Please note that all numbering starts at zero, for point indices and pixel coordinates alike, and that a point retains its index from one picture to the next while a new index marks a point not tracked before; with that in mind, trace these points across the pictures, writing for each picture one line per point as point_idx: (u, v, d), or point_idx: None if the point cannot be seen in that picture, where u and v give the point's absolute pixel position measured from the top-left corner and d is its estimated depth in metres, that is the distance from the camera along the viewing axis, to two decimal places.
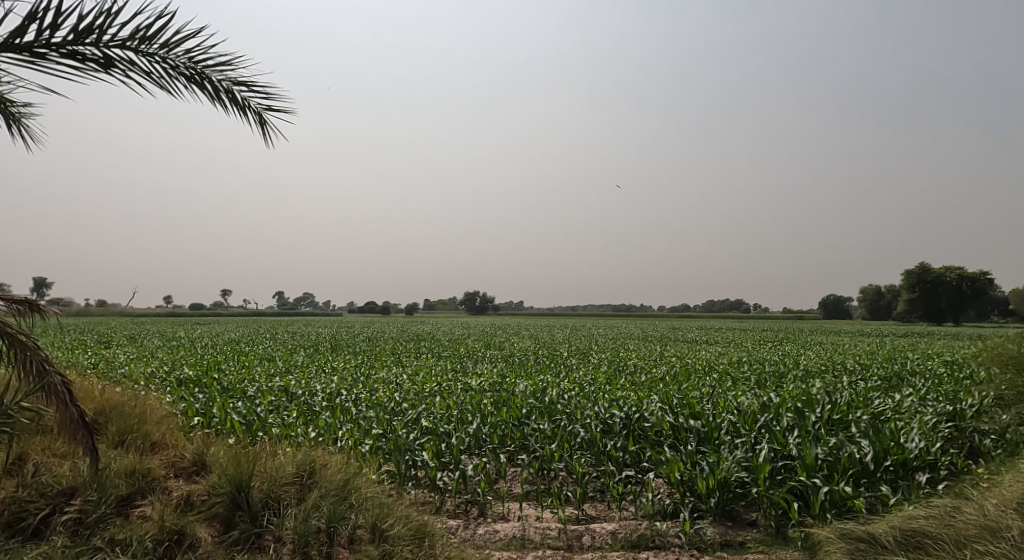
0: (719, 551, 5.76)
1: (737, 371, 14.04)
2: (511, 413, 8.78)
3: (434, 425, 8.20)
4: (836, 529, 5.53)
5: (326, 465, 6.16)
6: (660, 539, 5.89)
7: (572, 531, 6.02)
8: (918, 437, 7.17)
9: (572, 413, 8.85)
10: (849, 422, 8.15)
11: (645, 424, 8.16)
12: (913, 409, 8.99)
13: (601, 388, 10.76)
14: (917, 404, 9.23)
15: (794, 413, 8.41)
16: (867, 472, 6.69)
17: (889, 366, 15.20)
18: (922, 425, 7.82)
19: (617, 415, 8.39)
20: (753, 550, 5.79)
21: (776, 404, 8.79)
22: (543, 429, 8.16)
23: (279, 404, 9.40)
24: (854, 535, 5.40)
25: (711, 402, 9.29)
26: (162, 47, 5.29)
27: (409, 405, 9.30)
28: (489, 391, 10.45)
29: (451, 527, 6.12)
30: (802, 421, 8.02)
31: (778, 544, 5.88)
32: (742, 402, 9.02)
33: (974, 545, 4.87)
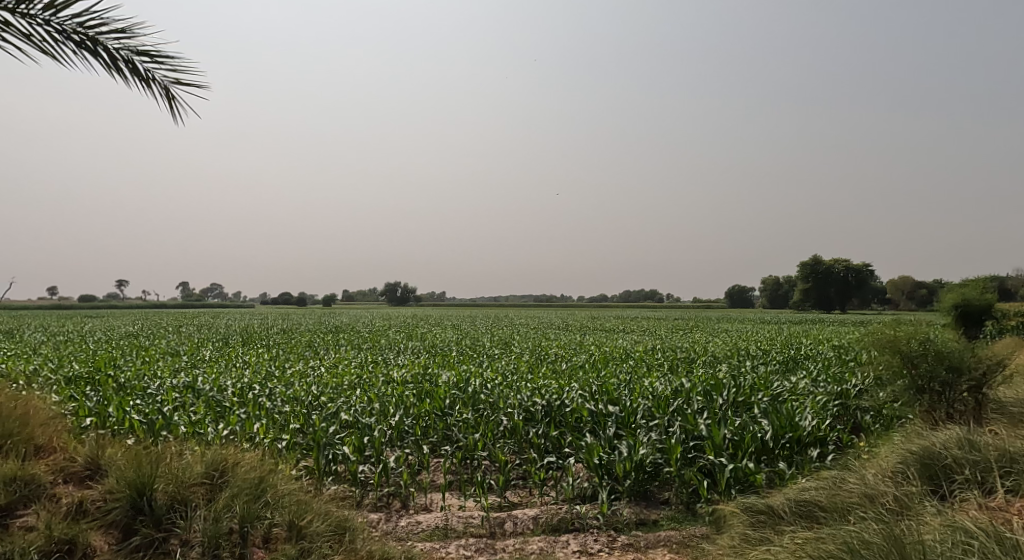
0: (634, 530, 6.04)
1: (651, 358, 14.70)
2: (434, 403, 8.74)
3: (355, 417, 8.03)
4: (740, 504, 5.93)
5: (239, 462, 5.89)
6: (580, 521, 6.10)
7: (495, 518, 6.10)
8: (810, 416, 7.84)
9: (495, 402, 8.93)
10: (752, 404, 8.74)
11: (567, 411, 8.39)
12: (807, 390, 9.79)
13: (523, 378, 10.90)
14: (810, 385, 10.05)
15: (703, 396, 8.96)
16: (767, 449, 7.29)
17: (786, 351, 16.52)
18: (814, 404, 8.54)
19: (539, 403, 8.56)
20: (665, 527, 6.11)
21: (688, 388, 9.30)
22: (466, 418, 8.20)
23: (184, 401, 8.89)
24: (755, 508, 5.82)
25: (627, 387, 9.69)
26: (46, 9, 4.85)
27: (327, 399, 9.03)
28: (413, 383, 10.32)
29: (373, 521, 6.05)
30: (711, 404, 8.54)
31: (687, 520, 6.24)
32: (656, 387, 9.49)
33: (856, 511, 5.37)
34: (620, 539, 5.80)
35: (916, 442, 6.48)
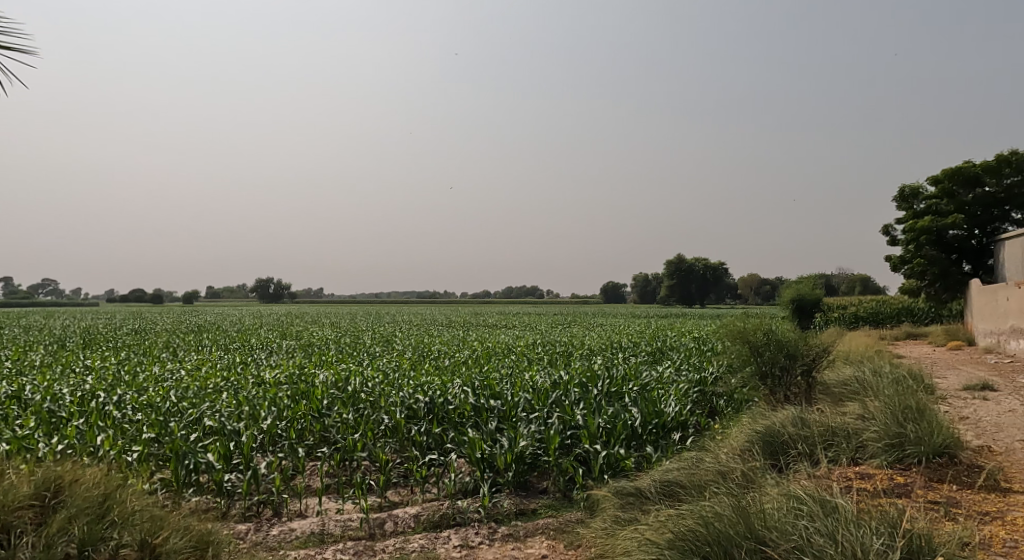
0: (514, 520, 6.22)
1: (532, 352, 15.13)
2: (310, 404, 8.38)
3: (220, 423, 7.50)
4: (611, 488, 6.30)
5: (79, 479, 5.29)
6: (461, 516, 6.17)
7: (375, 519, 6.00)
8: (673, 402, 8.51)
9: (375, 400, 8.73)
10: (623, 393, 9.31)
11: (449, 407, 8.41)
12: (672, 379, 10.58)
13: (405, 375, 10.78)
14: (674, 374, 10.86)
15: (580, 388, 9.37)
16: (636, 435, 7.81)
17: (654, 343, 17.68)
18: (678, 392, 9.25)
19: (421, 400, 8.49)
20: (543, 515, 6.34)
21: (566, 381, 9.68)
22: (345, 418, 7.95)
23: (9, 413, 7.80)
24: (625, 490, 6.22)
25: (509, 381, 9.90)
26: None
27: (188, 404, 8.34)
28: (287, 384, 9.82)
29: (241, 532, 5.71)
30: (586, 395, 8.97)
31: (564, 507, 6.53)
32: (536, 380, 9.79)
33: (710, 485, 5.92)
34: (500, 530, 5.94)
35: (760, 422, 7.26)
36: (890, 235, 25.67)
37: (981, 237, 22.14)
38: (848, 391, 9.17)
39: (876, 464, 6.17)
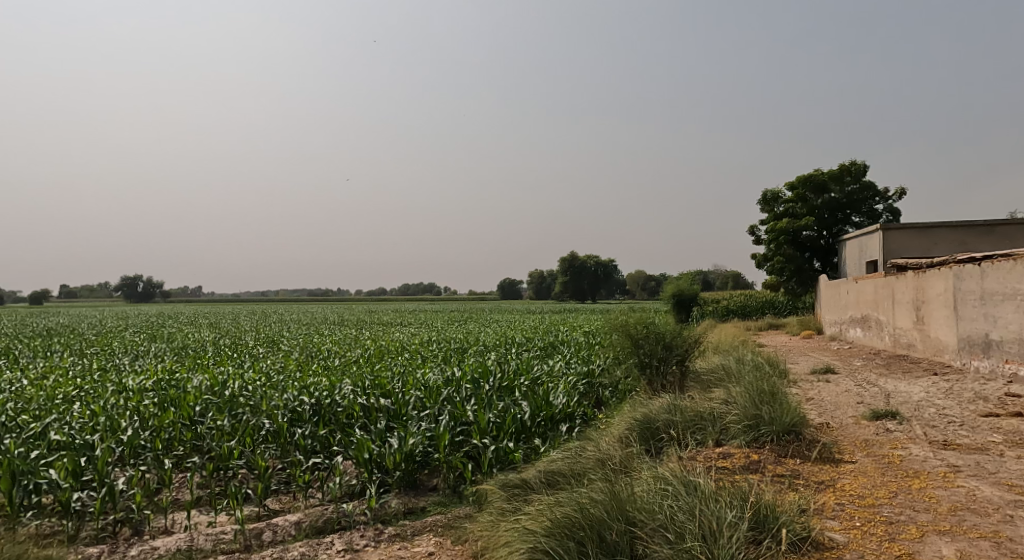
0: (402, 520, 6.16)
1: (426, 350, 15.00)
2: (180, 411, 7.80)
3: (71, 437, 6.79)
4: (498, 481, 6.41)
5: None
6: (347, 519, 6.02)
7: (251, 529, 5.71)
8: (561, 395, 8.80)
9: (256, 405, 8.28)
10: (514, 388, 9.47)
11: (336, 408, 8.14)
12: (562, 372, 10.91)
13: (291, 376, 10.31)
14: (564, 367, 11.21)
15: (472, 383, 9.41)
16: (525, 428, 7.99)
17: (546, 337, 18.15)
18: (567, 384, 9.55)
19: (306, 403, 8.15)
20: (431, 512, 6.34)
21: (458, 377, 9.69)
22: (220, 425, 7.47)
23: None
24: (512, 483, 6.36)
25: (400, 379, 9.76)
26: None
27: (31, 417, 7.47)
28: (154, 390, 9.07)
29: (93, 556, 5.22)
30: (478, 391, 9.03)
31: (453, 503, 6.56)
32: (428, 378, 9.72)
33: (590, 470, 6.19)
34: (387, 531, 5.87)
35: (639, 411, 7.69)
36: (756, 235, 28.08)
37: (828, 238, 24.80)
38: (716, 378, 9.93)
39: (737, 444, 6.75)
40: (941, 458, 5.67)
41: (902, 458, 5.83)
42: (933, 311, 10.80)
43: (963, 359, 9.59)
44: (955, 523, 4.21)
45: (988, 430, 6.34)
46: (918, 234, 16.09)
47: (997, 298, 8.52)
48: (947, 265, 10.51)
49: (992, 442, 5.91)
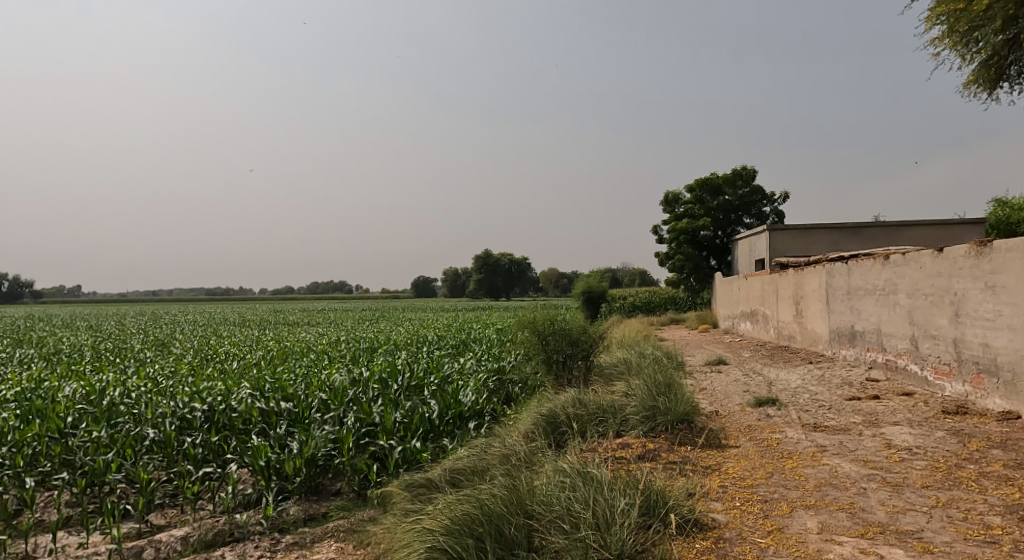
0: (301, 528, 5.97)
1: (333, 350, 14.55)
2: (49, 424, 7.12)
3: None
4: (402, 482, 6.35)
5: None
6: (240, 531, 5.75)
7: (131, 548, 5.33)
8: (470, 392, 8.81)
9: (140, 413, 7.71)
10: (423, 386, 9.37)
11: (231, 414, 7.73)
12: (472, 369, 10.93)
13: (181, 382, 9.67)
14: (474, 365, 11.24)
15: (379, 383, 9.23)
16: (433, 427, 7.93)
17: (458, 335, 18.12)
18: (476, 381, 9.58)
19: (198, 409, 7.68)
20: (332, 518, 6.17)
21: (365, 377, 9.47)
22: (97, 436, 6.89)
23: None
24: (416, 483, 6.32)
25: (303, 382, 9.41)
26: None
27: None
28: (19, 401, 8.22)
29: None
30: (385, 391, 8.87)
31: (357, 507, 6.42)
32: (333, 379, 9.43)
33: (493, 464, 6.25)
34: (284, 540, 5.66)
35: (545, 406, 7.86)
36: (658, 235, 29.41)
37: (723, 238, 26.45)
38: (619, 372, 10.31)
39: (636, 434, 7.04)
40: (811, 439, 6.22)
41: (779, 441, 6.33)
42: (810, 306, 11.80)
43: (834, 349, 10.54)
44: (818, 498, 4.63)
45: (851, 413, 7.02)
46: (799, 234, 17.49)
47: (861, 293, 9.44)
48: (822, 263, 11.51)
49: (854, 423, 6.55)
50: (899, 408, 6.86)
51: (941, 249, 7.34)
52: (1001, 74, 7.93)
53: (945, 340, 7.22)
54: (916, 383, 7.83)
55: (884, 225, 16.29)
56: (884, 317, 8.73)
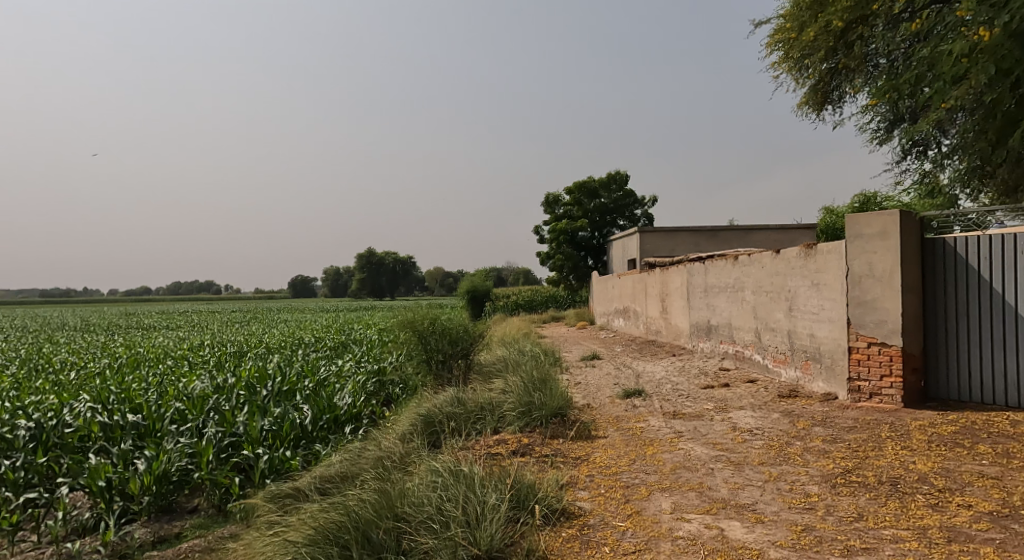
0: (149, 551, 5.49)
1: (195, 355, 13.51)
2: None
3: None
4: (266, 494, 6.04)
5: None
6: None
7: None
8: (346, 395, 8.55)
9: None
10: (295, 391, 8.93)
11: (66, 430, 6.93)
12: (350, 371, 10.61)
13: (4, 396, 8.51)
14: (353, 367, 10.93)
15: (246, 389, 8.69)
16: (305, 433, 7.61)
17: (337, 336, 17.53)
18: (354, 383, 9.32)
19: (23, 427, 6.81)
20: (187, 537, 5.74)
21: (230, 384, 8.88)
22: None
23: None
24: (283, 493, 6.05)
25: (157, 391, 8.64)
26: None
27: None
28: None
29: None
30: (253, 397, 8.38)
31: (216, 523, 6.02)
32: (193, 387, 8.75)
33: (365, 468, 6.12)
34: None
35: (423, 406, 7.81)
36: (540, 235, 30.27)
37: (600, 238, 27.76)
38: (498, 369, 10.49)
39: (512, 430, 7.20)
40: (670, 426, 6.70)
41: (642, 429, 6.77)
42: (673, 303, 12.71)
43: (693, 342, 11.44)
44: (673, 480, 5.01)
45: (705, 400, 7.67)
46: (665, 236, 18.77)
47: (716, 290, 10.34)
48: (684, 263, 12.45)
49: (706, 409, 7.16)
50: (744, 394, 7.60)
51: (778, 250, 8.22)
52: (825, 98, 9.01)
53: (781, 332, 8.10)
54: (759, 370, 8.71)
55: (737, 228, 17.93)
56: (734, 311, 9.62)
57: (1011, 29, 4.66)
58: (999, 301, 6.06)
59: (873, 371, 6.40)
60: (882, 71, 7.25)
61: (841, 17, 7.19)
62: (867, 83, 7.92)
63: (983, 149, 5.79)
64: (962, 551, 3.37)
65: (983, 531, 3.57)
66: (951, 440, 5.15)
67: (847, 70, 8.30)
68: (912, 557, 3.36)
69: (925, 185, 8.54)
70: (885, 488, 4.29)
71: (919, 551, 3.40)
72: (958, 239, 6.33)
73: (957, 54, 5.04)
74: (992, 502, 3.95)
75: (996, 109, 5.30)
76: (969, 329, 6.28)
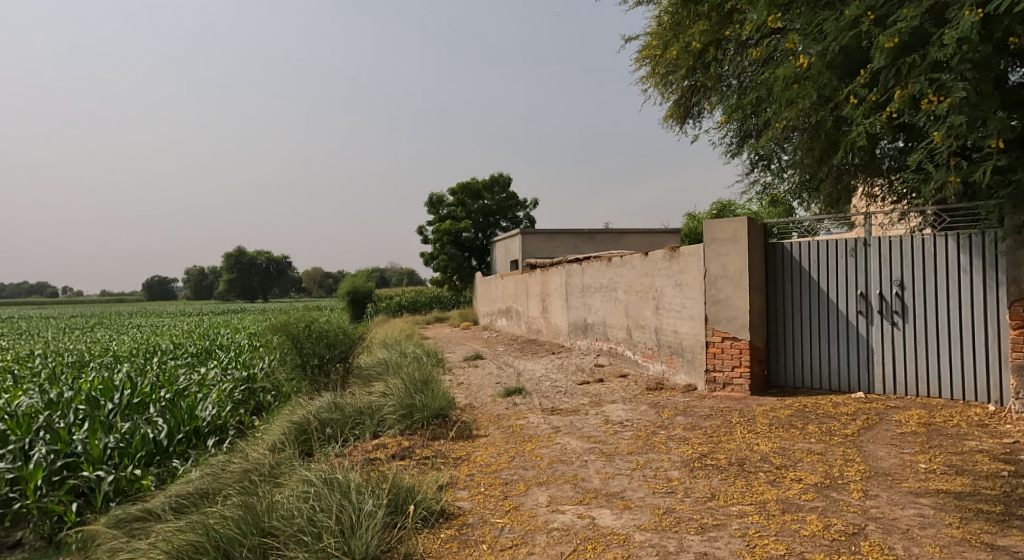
0: None
1: (24, 367, 11.88)
2: None
3: None
4: (111, 519, 5.47)
5: None
6: None
7: None
8: (209, 405, 7.96)
9: None
10: (148, 403, 8.15)
11: None
12: (215, 380, 9.88)
13: None
14: (218, 375, 10.18)
15: (88, 404, 7.80)
16: (160, 449, 6.99)
17: (200, 342, 16.22)
18: (219, 392, 8.68)
19: None
20: None
21: (67, 398, 7.92)
22: None
23: None
24: (130, 517, 5.50)
25: None
26: None
27: None
28: None
29: None
30: (96, 412, 7.53)
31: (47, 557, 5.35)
32: (19, 404, 7.70)
33: (226, 482, 5.71)
34: None
35: (296, 414, 7.45)
36: (423, 235, 29.99)
37: (483, 239, 28.04)
38: (378, 373, 10.27)
39: (391, 434, 7.07)
40: (547, 422, 6.92)
41: (521, 426, 6.93)
42: (552, 303, 13.15)
43: (571, 340, 11.89)
44: (549, 474, 5.18)
45: (580, 395, 8.00)
46: (546, 238, 19.36)
47: (592, 290, 10.83)
48: (562, 264, 12.91)
49: (581, 404, 7.48)
50: (616, 388, 8.03)
51: (647, 253, 8.78)
52: (687, 112, 9.76)
53: (649, 329, 8.65)
54: (630, 365, 9.24)
55: (611, 232, 18.89)
56: (607, 310, 10.13)
57: (829, 61, 5.29)
58: (824, 299, 6.91)
59: (726, 362, 7.02)
60: (733, 90, 7.98)
61: (698, 39, 7.83)
62: (721, 100, 8.69)
63: (811, 165, 6.56)
64: (794, 520, 3.79)
65: (810, 501, 4.04)
66: (788, 423, 5.78)
67: (705, 88, 9.05)
68: (754, 529, 3.72)
69: (769, 196, 9.51)
70: (734, 469, 4.73)
71: (759, 523, 3.79)
72: (795, 243, 7.12)
73: (788, 80, 5.65)
74: (819, 475, 4.49)
75: (820, 131, 6.02)
76: (802, 324, 7.09)
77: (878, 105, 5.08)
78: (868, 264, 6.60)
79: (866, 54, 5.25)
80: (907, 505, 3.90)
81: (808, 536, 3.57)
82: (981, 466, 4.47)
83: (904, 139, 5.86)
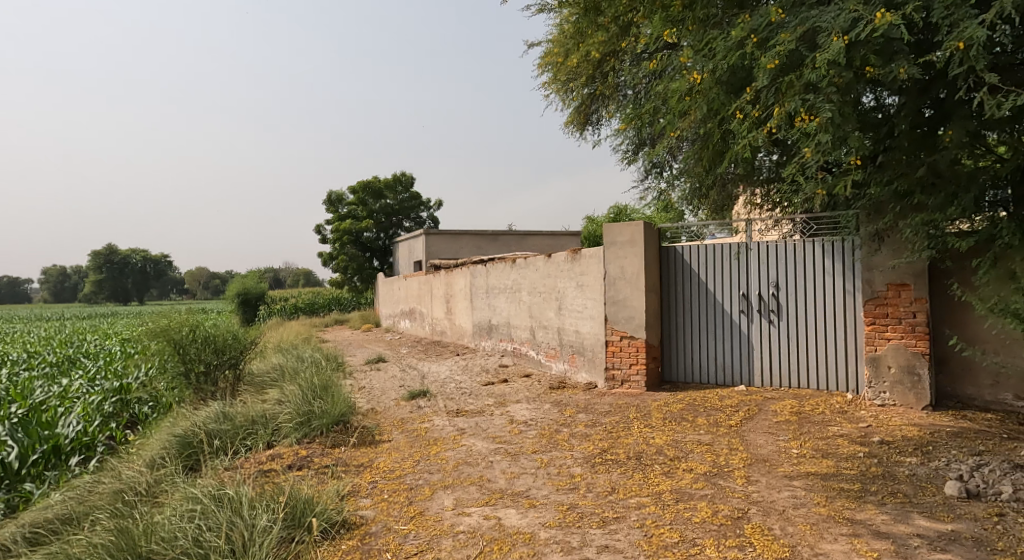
0: None
1: None
2: None
3: None
4: None
5: None
6: None
7: None
8: (74, 421, 7.21)
9: None
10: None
11: None
12: (79, 392, 8.94)
13: None
14: (84, 386, 9.23)
15: None
16: None
17: (61, 350, 14.63)
18: (85, 405, 7.88)
19: None
20: None
21: None
22: None
23: None
24: None
25: None
26: None
27: None
28: None
29: None
30: None
31: None
32: None
33: (94, 505, 5.19)
34: None
35: (178, 426, 6.92)
36: (321, 234, 28.89)
37: (385, 239, 27.45)
38: (271, 379, 9.75)
39: (287, 443, 6.76)
40: (452, 424, 6.90)
41: (425, 429, 6.85)
42: (457, 304, 13.12)
43: (475, 341, 11.93)
44: (455, 477, 5.16)
45: (486, 396, 8.04)
46: (450, 238, 19.29)
47: (496, 291, 10.92)
48: (467, 265, 12.91)
49: (485, 405, 7.52)
50: (519, 388, 8.14)
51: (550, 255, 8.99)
52: (587, 119, 10.09)
53: (552, 329, 8.86)
54: (533, 365, 9.41)
55: (514, 234, 19.12)
56: (512, 311, 10.25)
57: (718, 77, 5.66)
58: (710, 300, 7.41)
59: (625, 360, 7.33)
60: (630, 100, 8.35)
61: (597, 49, 8.12)
62: (619, 109, 9.06)
63: (700, 172, 7.00)
64: (686, 508, 4.03)
65: (700, 490, 4.31)
66: (681, 416, 6.13)
67: (604, 96, 9.39)
68: (652, 519, 3.92)
69: (662, 201, 10.05)
70: (632, 462, 4.95)
71: (656, 513, 3.99)
72: (685, 247, 7.57)
73: (681, 92, 5.98)
74: (708, 464, 4.80)
75: (708, 141, 6.42)
76: (691, 323, 7.55)
77: (758, 121, 5.50)
78: (748, 267, 7.15)
79: (749, 73, 5.66)
80: (782, 488, 4.26)
81: (699, 523, 3.81)
82: (843, 448, 4.98)
83: (779, 153, 6.41)
